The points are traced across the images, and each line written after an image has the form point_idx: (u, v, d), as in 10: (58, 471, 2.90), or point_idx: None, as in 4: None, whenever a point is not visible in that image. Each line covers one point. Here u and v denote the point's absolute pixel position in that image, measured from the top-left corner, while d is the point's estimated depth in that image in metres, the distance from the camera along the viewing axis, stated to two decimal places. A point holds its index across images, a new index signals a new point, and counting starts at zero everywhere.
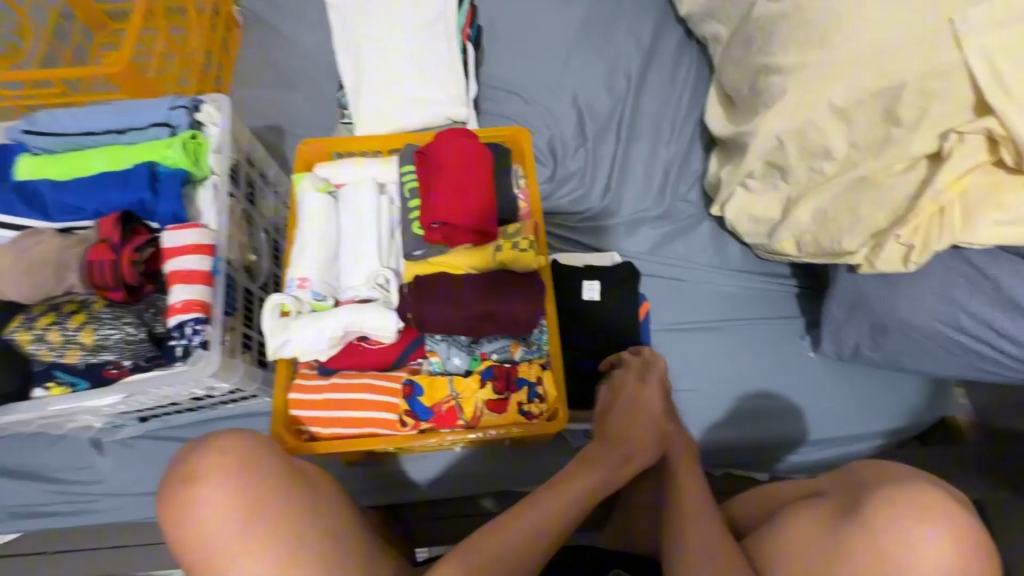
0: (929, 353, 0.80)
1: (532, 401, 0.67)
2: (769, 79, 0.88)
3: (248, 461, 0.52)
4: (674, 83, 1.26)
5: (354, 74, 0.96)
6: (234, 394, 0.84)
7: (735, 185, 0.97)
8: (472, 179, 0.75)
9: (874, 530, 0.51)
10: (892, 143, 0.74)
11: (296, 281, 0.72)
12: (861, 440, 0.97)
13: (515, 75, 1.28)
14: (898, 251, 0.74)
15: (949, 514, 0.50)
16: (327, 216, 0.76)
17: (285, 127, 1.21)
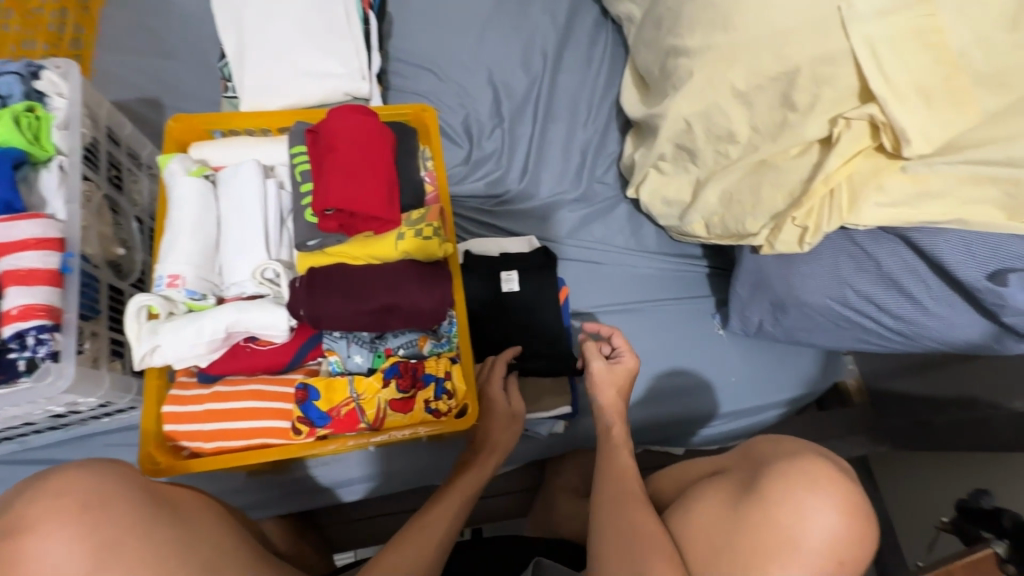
0: (823, 327, 0.85)
1: (440, 399, 0.63)
2: (678, 61, 0.88)
3: (96, 501, 0.45)
4: (590, 63, 1.23)
5: (236, 41, 0.85)
6: (105, 408, 0.74)
7: (649, 166, 0.99)
8: (369, 160, 0.69)
9: (769, 507, 0.53)
10: (788, 127, 0.76)
11: (165, 278, 0.63)
12: (763, 409, 1.04)
13: (427, 50, 1.21)
14: (794, 232, 0.77)
15: (835, 489, 0.52)
16: (203, 203, 0.67)
17: (164, 100, 1.07)
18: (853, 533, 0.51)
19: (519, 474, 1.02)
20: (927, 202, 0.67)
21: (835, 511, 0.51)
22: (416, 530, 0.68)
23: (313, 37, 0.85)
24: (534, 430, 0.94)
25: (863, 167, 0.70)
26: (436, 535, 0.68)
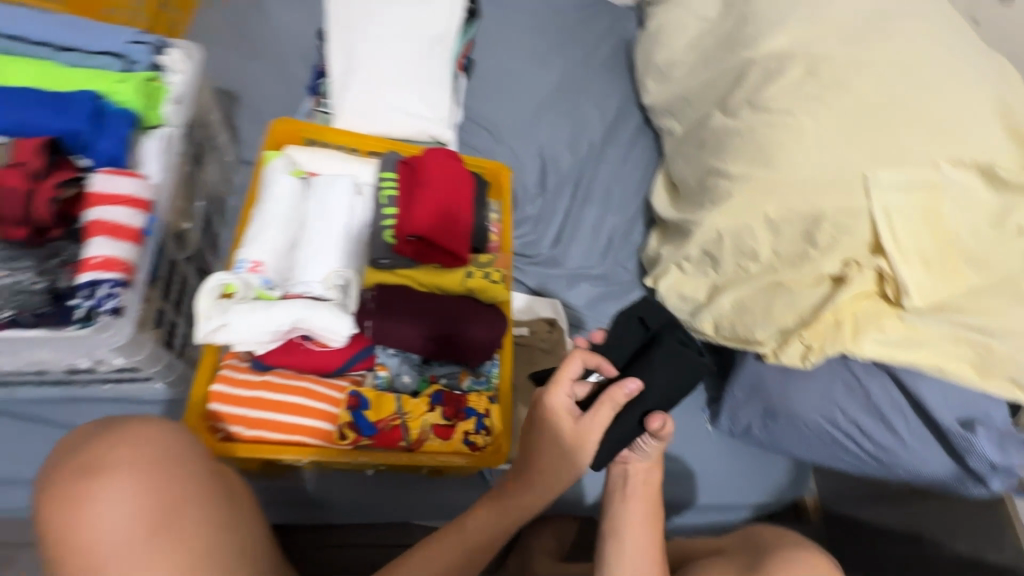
0: (807, 442, 0.93)
1: (479, 432, 0.66)
2: (717, 180, 1.02)
3: (165, 461, 0.49)
4: (628, 160, 1.38)
5: (342, 66, 0.93)
6: (124, 373, 0.72)
7: (671, 263, 1.08)
8: (454, 201, 0.75)
9: None
10: (808, 259, 0.88)
11: (248, 263, 0.66)
12: (735, 509, 1.09)
13: (488, 114, 1.33)
14: (798, 351, 0.87)
15: None
16: (296, 203, 0.71)
17: (239, 95, 1.12)
18: None
19: None
20: (918, 348, 0.79)
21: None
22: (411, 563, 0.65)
23: (412, 81, 0.94)
24: None
25: (866, 308, 0.82)
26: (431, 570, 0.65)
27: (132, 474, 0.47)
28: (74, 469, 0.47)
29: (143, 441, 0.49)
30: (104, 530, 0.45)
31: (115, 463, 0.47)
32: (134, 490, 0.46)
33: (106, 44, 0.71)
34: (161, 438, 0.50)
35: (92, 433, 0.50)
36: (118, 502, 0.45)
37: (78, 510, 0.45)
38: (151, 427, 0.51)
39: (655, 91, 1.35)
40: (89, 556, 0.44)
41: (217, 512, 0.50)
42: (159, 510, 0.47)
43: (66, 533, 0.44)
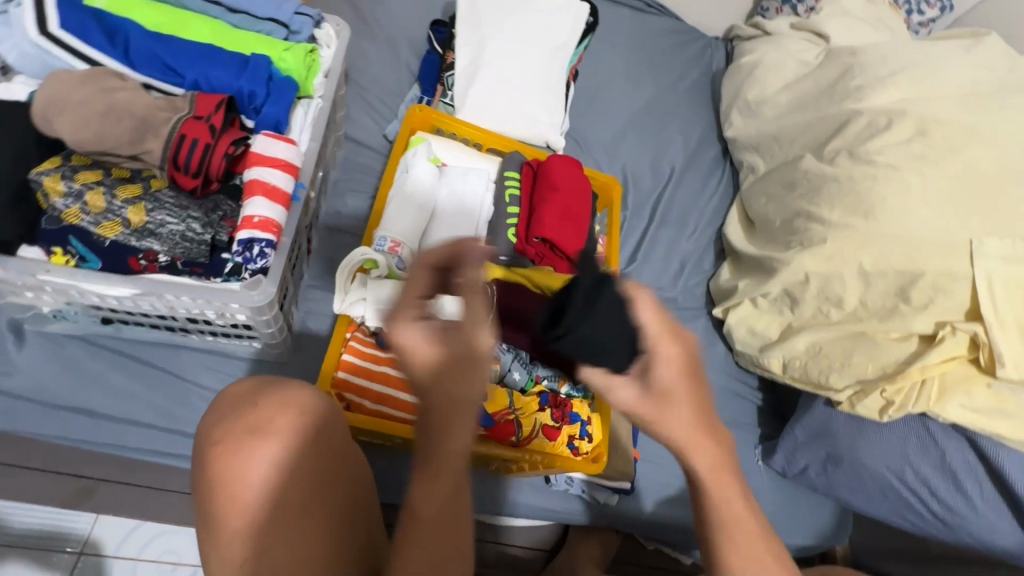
0: (868, 492, 0.94)
1: (583, 438, 0.68)
2: (808, 224, 1.03)
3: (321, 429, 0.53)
4: (705, 188, 1.39)
5: (468, 61, 0.95)
6: (240, 329, 0.74)
7: (747, 297, 1.11)
8: (577, 209, 0.78)
9: None
10: (897, 315, 0.90)
11: (388, 241, 0.68)
12: (776, 548, 1.09)
13: (577, 125, 1.36)
14: (877, 402, 0.89)
15: None
16: (430, 190, 0.73)
17: (350, 73, 1.15)
18: None
19: (540, 532, 1.03)
20: (1003, 418, 0.80)
21: None
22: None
23: (533, 84, 0.96)
24: (592, 494, 0.95)
25: (956, 370, 0.84)
26: None
27: (285, 444, 0.50)
28: (240, 426, 0.51)
29: (294, 412, 0.52)
30: (251, 490, 0.49)
31: (273, 430, 0.51)
32: (280, 459, 0.50)
33: (271, 10, 0.74)
34: (309, 412, 0.53)
35: (250, 393, 0.55)
36: (282, 461, 0.50)
37: (240, 466, 0.49)
38: (302, 400, 0.54)
39: (739, 124, 1.35)
40: (254, 508, 0.48)
41: (341, 493, 0.52)
42: (295, 484, 0.49)
43: (223, 484, 0.49)
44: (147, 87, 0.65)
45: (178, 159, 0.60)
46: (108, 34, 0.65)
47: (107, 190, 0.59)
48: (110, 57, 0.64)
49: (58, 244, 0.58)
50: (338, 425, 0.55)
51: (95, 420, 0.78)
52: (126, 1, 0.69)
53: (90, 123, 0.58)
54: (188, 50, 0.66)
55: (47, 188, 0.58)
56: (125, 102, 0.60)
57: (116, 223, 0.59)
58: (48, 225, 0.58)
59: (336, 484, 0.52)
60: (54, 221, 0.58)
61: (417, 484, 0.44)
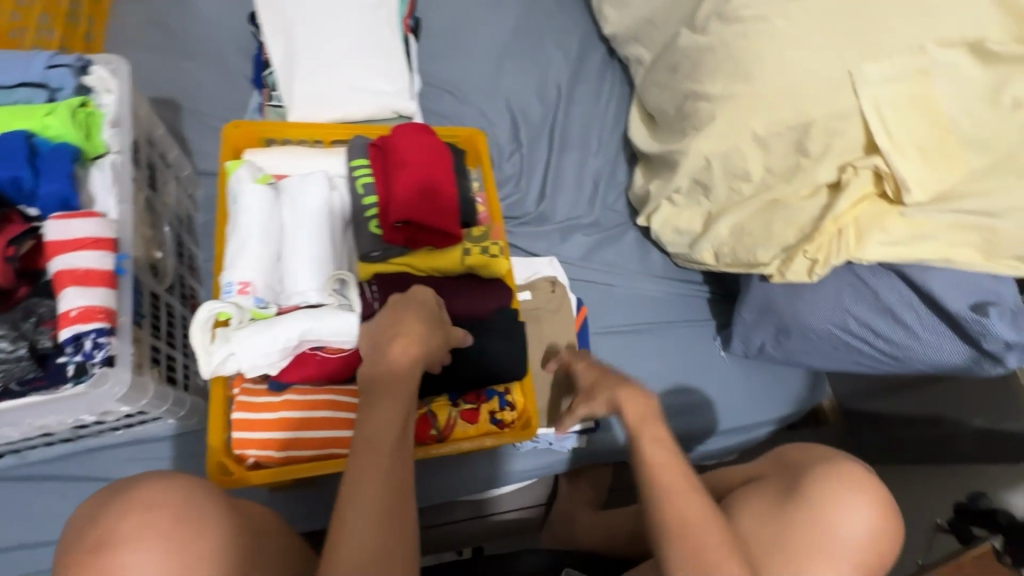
0: (822, 351, 0.94)
1: (505, 409, 0.67)
2: (698, 105, 0.97)
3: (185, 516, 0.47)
4: (600, 97, 1.32)
5: (282, 51, 0.85)
6: (134, 419, 0.70)
7: (662, 198, 1.07)
8: (435, 177, 0.71)
9: (816, 507, 0.59)
10: (801, 171, 0.86)
11: (236, 285, 0.62)
12: (760, 426, 1.12)
13: (447, 74, 1.26)
14: (804, 264, 0.87)
15: (869, 487, 0.60)
16: (269, 211, 0.66)
17: (180, 101, 1.04)
18: (882, 537, 0.58)
19: (532, 489, 1.05)
20: (924, 242, 0.78)
21: (864, 508, 0.58)
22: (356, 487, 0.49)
23: (362, 53, 0.87)
24: (559, 445, 0.95)
25: (868, 210, 0.81)
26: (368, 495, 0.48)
27: (141, 549, 0.44)
28: (84, 550, 0.45)
29: (144, 512, 0.46)
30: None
31: (123, 537, 0.44)
32: (150, 561, 0.44)
33: (21, 74, 0.66)
34: (164, 503, 0.47)
35: (94, 510, 0.48)
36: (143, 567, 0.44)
37: None
38: (149, 495, 0.47)
39: (614, 19, 1.26)
40: None
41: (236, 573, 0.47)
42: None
43: None
44: None
45: None
46: None
47: None
48: None
49: None
50: (210, 498, 0.49)
51: (37, 549, 0.75)
52: None
53: None
54: None
55: None
56: None
57: None
58: None
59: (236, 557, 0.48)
60: None
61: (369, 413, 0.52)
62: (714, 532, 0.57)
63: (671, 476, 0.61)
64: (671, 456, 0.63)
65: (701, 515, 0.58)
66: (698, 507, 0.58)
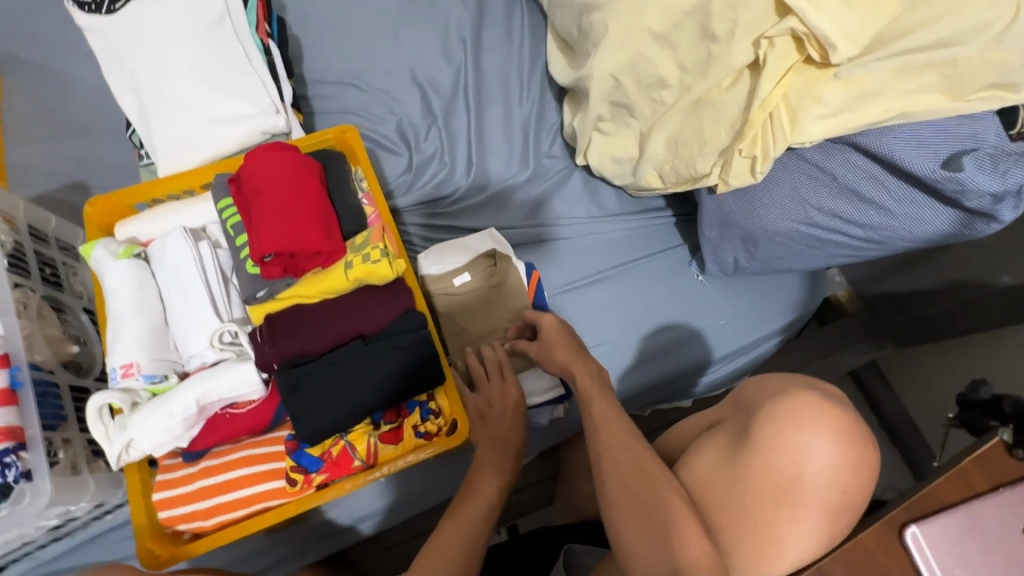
0: (796, 251, 0.85)
1: (428, 420, 0.64)
2: (592, 17, 0.85)
3: None
4: (511, 37, 1.19)
5: (137, 107, 0.82)
6: (104, 507, 0.72)
7: (590, 131, 0.97)
8: (294, 196, 0.66)
9: (770, 451, 0.53)
10: (715, 59, 0.73)
11: (119, 369, 0.61)
12: (759, 344, 1.05)
13: (341, 63, 1.16)
14: (744, 164, 0.76)
15: (828, 418, 0.52)
16: (139, 283, 0.65)
17: (88, 181, 1.04)
18: (859, 463, 0.52)
19: (534, 465, 1.02)
20: (870, 102, 0.65)
21: (830, 440, 0.51)
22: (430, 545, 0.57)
23: (212, 81, 0.81)
24: (536, 421, 0.91)
25: (796, 84, 0.68)
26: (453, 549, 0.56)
27: None
28: None
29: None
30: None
31: None
32: None
33: None
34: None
35: None
36: None
37: None
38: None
39: None
40: None
41: None
42: None
43: None
44: None
45: None
46: None
47: None
48: None
49: None
50: None
51: None
52: None
53: None
54: None
55: None
56: None
57: None
58: None
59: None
60: None
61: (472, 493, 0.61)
62: (639, 473, 0.59)
63: (608, 429, 0.64)
64: (610, 413, 0.66)
65: (639, 460, 0.60)
66: (629, 454, 0.61)
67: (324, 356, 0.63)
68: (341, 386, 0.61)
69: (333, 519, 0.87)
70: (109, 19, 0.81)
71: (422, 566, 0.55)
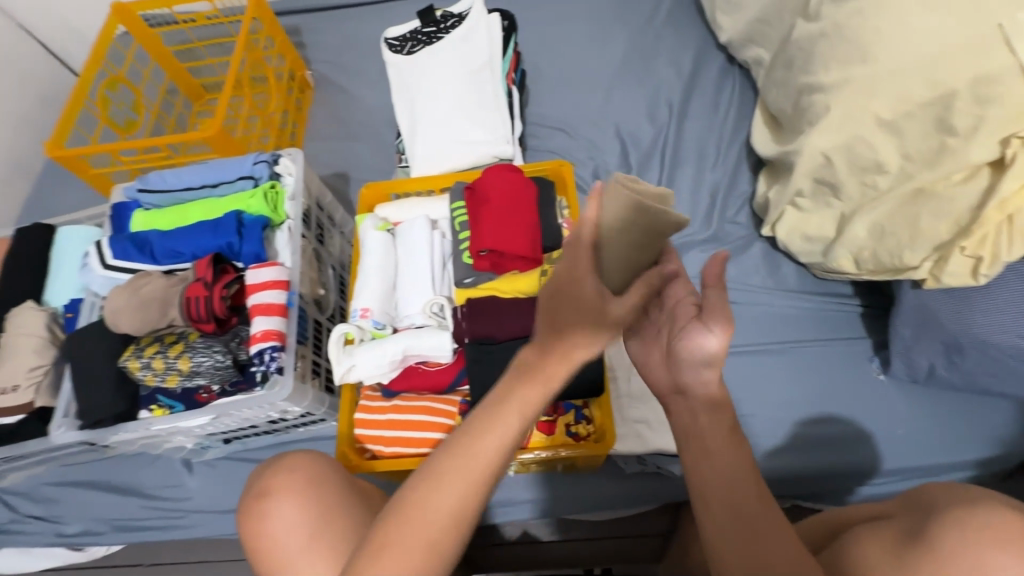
0: (1015, 372, 0.75)
1: (579, 423, 0.72)
2: (813, 98, 0.87)
3: (311, 480, 0.61)
4: (717, 108, 1.26)
5: (409, 123, 1.06)
6: (307, 418, 0.91)
7: (785, 204, 0.96)
8: (516, 207, 0.80)
9: (950, 556, 0.49)
10: (948, 153, 0.71)
11: (359, 311, 0.79)
12: (947, 471, 0.90)
13: (559, 112, 1.33)
14: (966, 264, 0.71)
15: None
16: (386, 251, 0.83)
17: (349, 173, 1.34)
18: None
19: (649, 518, 1.00)
20: None
21: None
22: (422, 500, 0.49)
23: (467, 111, 1.02)
24: (668, 468, 0.92)
25: None
26: (446, 505, 0.48)
27: (289, 501, 0.59)
28: (252, 496, 0.62)
29: (287, 473, 0.61)
30: (282, 542, 0.58)
31: (272, 492, 0.60)
32: (295, 506, 0.59)
33: (238, 171, 0.93)
34: (302, 469, 0.62)
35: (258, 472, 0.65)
36: (287, 514, 0.59)
37: (257, 525, 0.59)
38: (294, 462, 0.63)
39: (729, 25, 1.22)
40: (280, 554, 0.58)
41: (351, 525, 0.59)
42: (299, 527, 0.58)
43: (260, 542, 0.59)
44: (170, 272, 0.85)
45: (192, 316, 0.77)
46: (138, 247, 0.84)
47: (163, 354, 0.77)
48: (142, 261, 0.85)
49: (152, 402, 0.80)
50: (330, 467, 0.64)
51: None
52: (150, 217, 0.91)
53: (137, 315, 0.77)
54: (185, 232, 0.84)
55: (129, 369, 0.76)
56: (152, 291, 0.78)
57: (173, 375, 0.76)
58: (142, 392, 0.80)
59: (355, 511, 0.60)
60: (144, 387, 0.80)
61: (478, 431, 0.50)
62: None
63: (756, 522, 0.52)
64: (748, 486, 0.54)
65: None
66: (784, 554, 0.51)
67: (506, 343, 0.74)
68: None
69: None
70: (409, 58, 1.09)
71: (409, 520, 0.48)
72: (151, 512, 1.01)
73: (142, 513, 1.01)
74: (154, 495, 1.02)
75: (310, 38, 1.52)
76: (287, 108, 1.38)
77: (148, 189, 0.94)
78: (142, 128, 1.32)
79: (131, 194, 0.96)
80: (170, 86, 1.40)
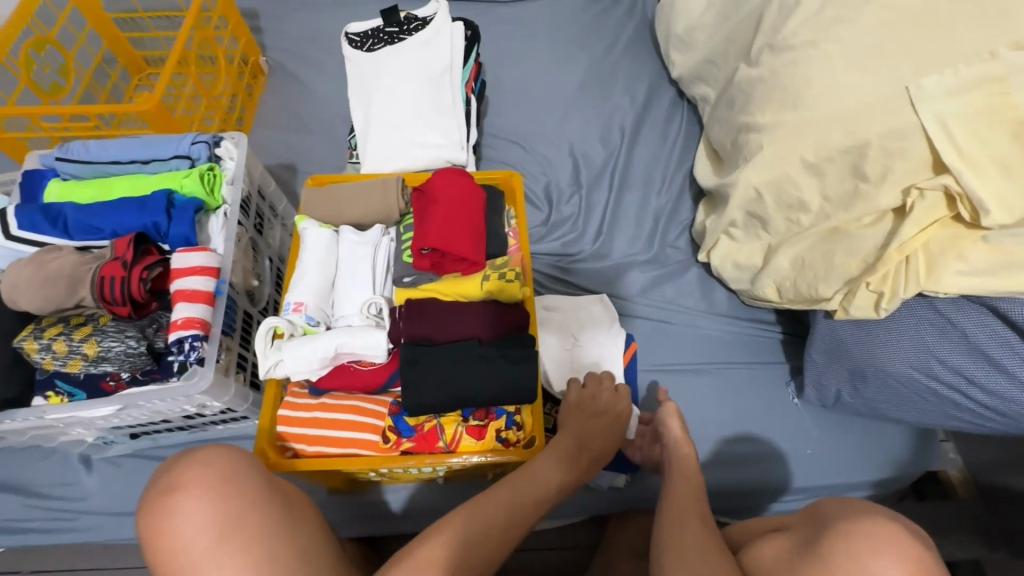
0: (909, 400, 0.82)
1: (510, 428, 0.72)
2: (748, 136, 0.93)
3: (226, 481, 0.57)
4: (665, 139, 1.33)
5: (364, 120, 1.05)
6: (226, 414, 0.85)
7: (719, 233, 1.01)
8: (462, 209, 0.80)
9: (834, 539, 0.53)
10: (861, 197, 0.78)
11: (291, 305, 0.77)
12: (848, 490, 0.97)
13: (517, 126, 1.36)
14: (870, 298, 0.78)
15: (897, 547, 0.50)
16: (327, 247, 0.81)
17: (297, 165, 1.30)
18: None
19: (577, 529, 1.01)
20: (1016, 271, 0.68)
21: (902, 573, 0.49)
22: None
23: (423, 115, 1.02)
24: (595, 482, 0.93)
25: (940, 235, 0.72)
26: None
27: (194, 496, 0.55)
28: (156, 490, 0.57)
29: (200, 466, 0.58)
30: (187, 542, 0.53)
31: (181, 486, 0.56)
32: (201, 504, 0.55)
33: (174, 149, 0.88)
34: (218, 464, 0.59)
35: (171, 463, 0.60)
36: (193, 516, 0.54)
37: (164, 521, 0.54)
38: (210, 454, 0.60)
39: (680, 62, 1.29)
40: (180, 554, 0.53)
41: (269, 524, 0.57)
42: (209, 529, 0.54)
43: (163, 531, 0.54)
44: (83, 249, 0.78)
45: (106, 297, 0.71)
46: (50, 219, 0.78)
47: (66, 336, 0.71)
48: (53, 234, 0.78)
49: (50, 388, 0.73)
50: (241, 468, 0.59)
51: None
52: (67, 188, 0.84)
53: (38, 292, 0.71)
54: (105, 208, 0.79)
55: (25, 350, 0.70)
56: (60, 267, 0.72)
57: (76, 359, 0.70)
58: (39, 376, 0.73)
59: (268, 521, 0.57)
60: (41, 371, 0.73)
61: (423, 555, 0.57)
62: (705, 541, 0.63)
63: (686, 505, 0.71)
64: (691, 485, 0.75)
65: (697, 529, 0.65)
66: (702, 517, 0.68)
67: (442, 344, 0.73)
68: (447, 374, 0.70)
69: (383, 503, 0.94)
70: (367, 56, 1.08)
71: None
72: (39, 512, 0.92)
73: (26, 513, 0.92)
74: (43, 494, 0.93)
75: (268, 24, 1.48)
76: (236, 93, 1.33)
77: (67, 158, 0.87)
78: (70, 95, 1.23)
79: (47, 162, 0.88)
80: (107, 55, 1.32)
